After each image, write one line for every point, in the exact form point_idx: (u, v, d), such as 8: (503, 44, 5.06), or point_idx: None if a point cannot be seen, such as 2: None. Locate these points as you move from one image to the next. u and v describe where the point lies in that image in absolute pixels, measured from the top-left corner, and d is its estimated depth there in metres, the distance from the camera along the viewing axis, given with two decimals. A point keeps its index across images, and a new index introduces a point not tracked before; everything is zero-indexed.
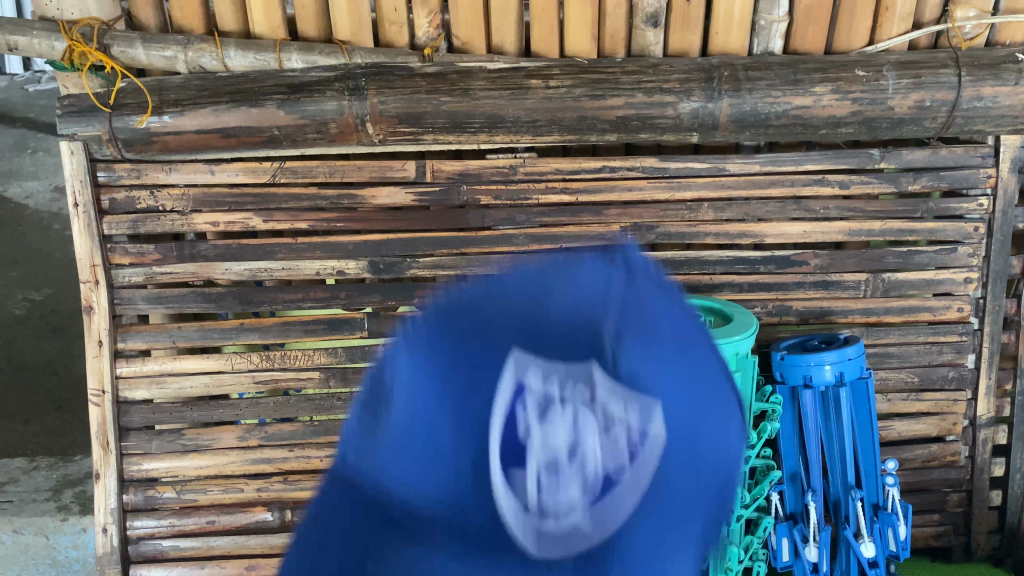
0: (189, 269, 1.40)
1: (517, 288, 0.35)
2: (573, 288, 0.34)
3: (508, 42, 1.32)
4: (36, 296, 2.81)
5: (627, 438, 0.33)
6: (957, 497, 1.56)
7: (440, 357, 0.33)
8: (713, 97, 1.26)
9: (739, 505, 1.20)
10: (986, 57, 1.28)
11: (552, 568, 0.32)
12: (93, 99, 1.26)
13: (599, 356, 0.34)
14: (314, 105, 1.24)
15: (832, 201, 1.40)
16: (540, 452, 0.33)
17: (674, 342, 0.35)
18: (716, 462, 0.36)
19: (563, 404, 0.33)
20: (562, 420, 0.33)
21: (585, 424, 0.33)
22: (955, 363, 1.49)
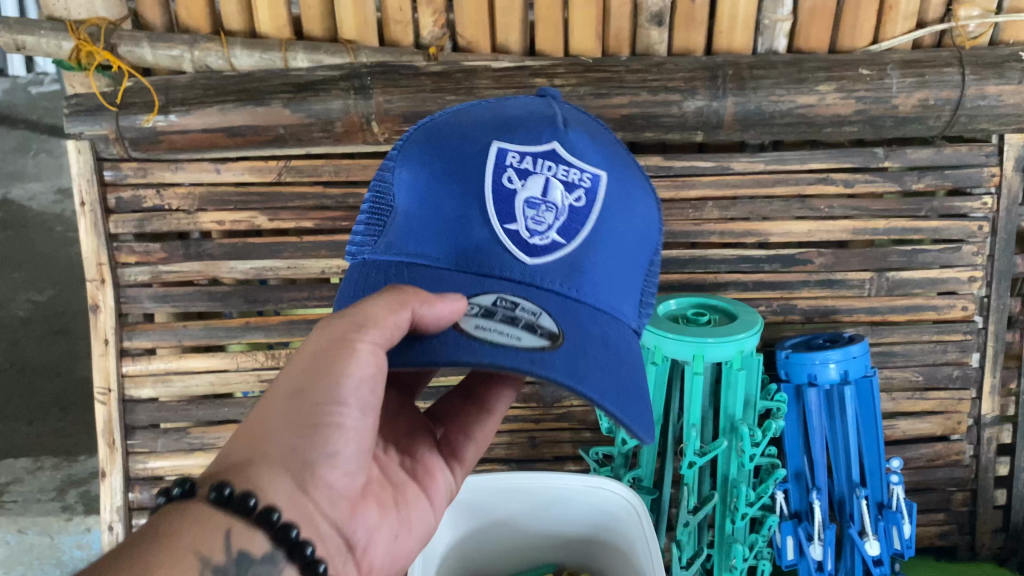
0: (194, 268, 1.40)
1: (495, 120, 0.78)
2: (523, 108, 0.81)
3: (512, 41, 1.33)
4: (40, 298, 2.81)
5: (576, 179, 0.76)
6: (962, 496, 1.57)
7: (437, 152, 0.76)
8: (718, 96, 1.26)
9: (744, 502, 1.20)
10: (990, 56, 1.28)
11: (542, 256, 0.72)
12: (100, 99, 1.27)
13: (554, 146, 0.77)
14: (320, 103, 1.25)
15: (837, 200, 1.40)
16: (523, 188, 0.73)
17: (596, 140, 0.81)
18: (643, 213, 0.81)
19: (535, 173, 0.74)
20: (534, 172, 0.74)
21: (547, 176, 0.74)
22: (959, 361, 1.49)
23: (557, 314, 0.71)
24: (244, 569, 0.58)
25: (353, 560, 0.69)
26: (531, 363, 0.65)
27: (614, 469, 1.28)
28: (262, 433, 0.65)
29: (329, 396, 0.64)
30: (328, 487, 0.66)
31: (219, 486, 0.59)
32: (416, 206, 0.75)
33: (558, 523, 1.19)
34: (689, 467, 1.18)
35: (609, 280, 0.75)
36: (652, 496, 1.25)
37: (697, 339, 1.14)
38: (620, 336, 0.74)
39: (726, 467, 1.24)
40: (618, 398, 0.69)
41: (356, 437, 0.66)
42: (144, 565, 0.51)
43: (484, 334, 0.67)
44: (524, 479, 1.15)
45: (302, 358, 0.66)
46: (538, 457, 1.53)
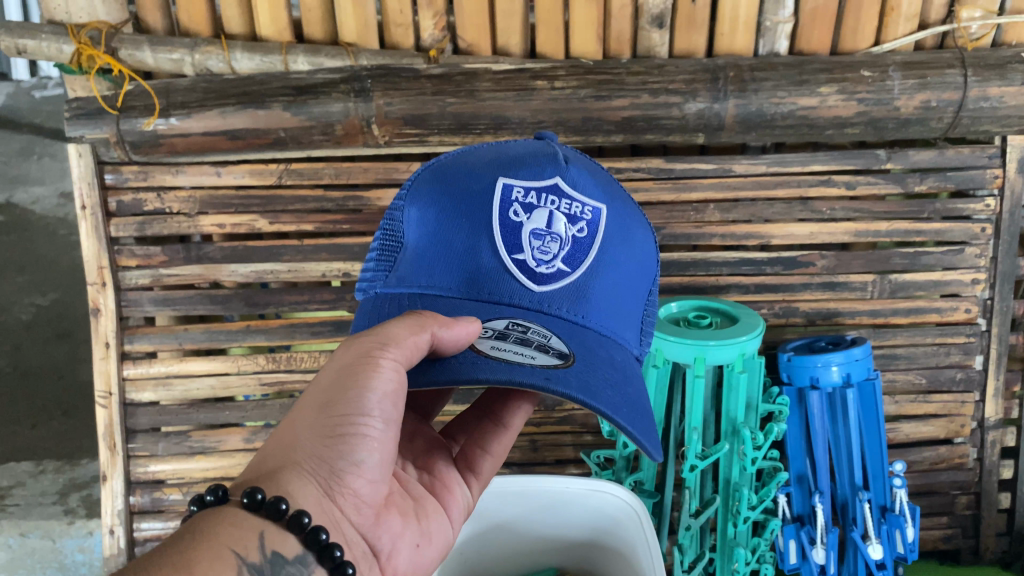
0: (195, 271, 1.40)
1: (496, 157, 0.79)
2: (523, 146, 0.82)
3: (513, 44, 1.32)
4: (42, 302, 2.81)
5: (579, 212, 0.76)
6: (966, 499, 1.56)
7: (443, 188, 0.77)
8: (719, 98, 1.26)
9: (745, 506, 1.19)
10: (992, 57, 1.28)
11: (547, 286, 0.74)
12: (101, 102, 1.27)
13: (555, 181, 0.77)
14: (320, 106, 1.25)
15: (839, 202, 1.40)
16: (527, 223, 0.74)
17: (595, 174, 0.82)
18: (640, 242, 0.82)
19: (539, 206, 0.75)
20: (538, 206, 0.75)
21: (551, 210, 0.75)
22: (963, 364, 1.48)
23: (566, 336, 0.72)
24: (278, 570, 0.56)
25: (378, 566, 0.68)
26: (548, 379, 0.65)
27: (616, 472, 1.28)
28: (289, 443, 0.63)
29: (355, 409, 0.63)
30: (354, 496, 0.65)
31: (251, 490, 0.58)
32: (424, 241, 0.75)
33: (558, 528, 1.18)
34: (691, 470, 1.18)
35: (610, 308, 0.76)
36: (653, 499, 1.25)
37: (698, 341, 1.14)
38: (625, 361, 0.75)
39: (728, 470, 1.23)
40: (633, 415, 0.68)
41: (381, 447, 0.65)
42: (185, 563, 0.50)
43: (500, 354, 0.67)
44: (524, 483, 1.16)
45: (328, 371, 0.65)
46: (539, 460, 1.53)
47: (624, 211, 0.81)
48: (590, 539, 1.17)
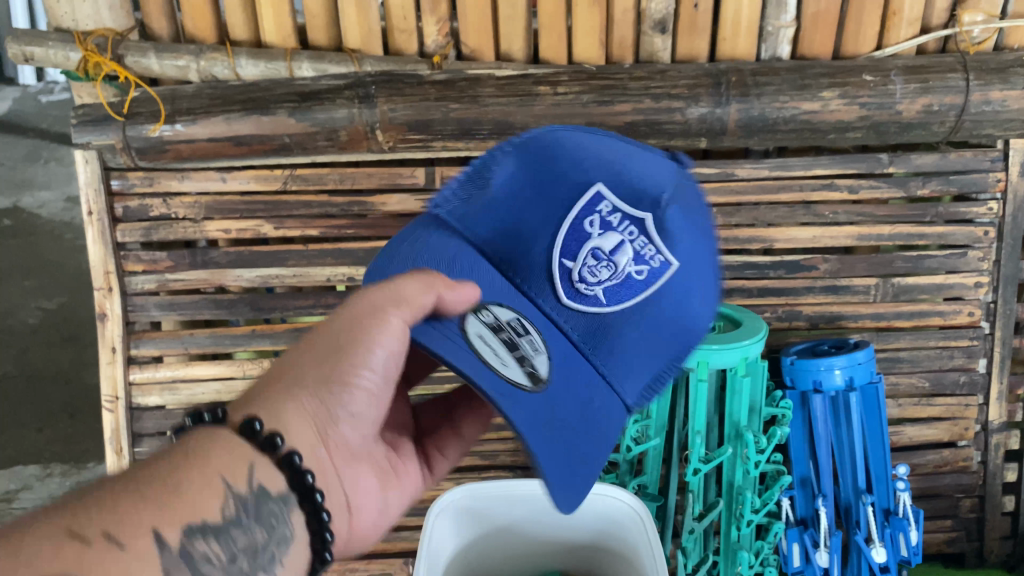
0: (200, 276, 1.41)
1: (608, 164, 0.77)
2: (646, 167, 0.78)
3: (516, 50, 1.33)
4: (49, 305, 2.83)
5: (649, 254, 0.76)
6: (969, 503, 1.56)
7: (546, 164, 0.78)
8: (721, 103, 1.26)
9: (749, 509, 1.20)
10: (994, 61, 1.28)
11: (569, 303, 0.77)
12: (106, 109, 1.28)
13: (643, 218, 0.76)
14: (325, 112, 1.26)
15: (842, 206, 1.40)
16: (589, 243, 0.76)
17: (697, 227, 0.79)
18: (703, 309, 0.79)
19: (608, 232, 0.76)
20: (614, 228, 0.76)
21: (623, 238, 0.76)
22: (966, 367, 1.48)
23: (557, 363, 0.73)
24: (261, 505, 0.58)
25: (348, 516, 0.72)
26: (501, 393, 0.64)
27: (619, 475, 1.28)
28: (290, 379, 0.67)
29: (359, 361, 0.68)
30: (342, 441, 0.69)
31: (250, 419, 0.61)
32: (496, 197, 0.78)
33: (560, 531, 1.18)
34: (694, 473, 1.18)
35: (625, 352, 0.78)
36: (657, 502, 1.25)
37: (701, 345, 1.14)
38: (598, 412, 0.74)
39: (732, 473, 1.24)
40: (564, 473, 0.66)
41: (376, 400, 0.70)
42: (177, 483, 0.53)
43: (482, 343, 0.69)
44: (530, 487, 1.16)
45: (339, 317, 0.70)
46: None
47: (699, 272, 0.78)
48: (593, 542, 1.17)
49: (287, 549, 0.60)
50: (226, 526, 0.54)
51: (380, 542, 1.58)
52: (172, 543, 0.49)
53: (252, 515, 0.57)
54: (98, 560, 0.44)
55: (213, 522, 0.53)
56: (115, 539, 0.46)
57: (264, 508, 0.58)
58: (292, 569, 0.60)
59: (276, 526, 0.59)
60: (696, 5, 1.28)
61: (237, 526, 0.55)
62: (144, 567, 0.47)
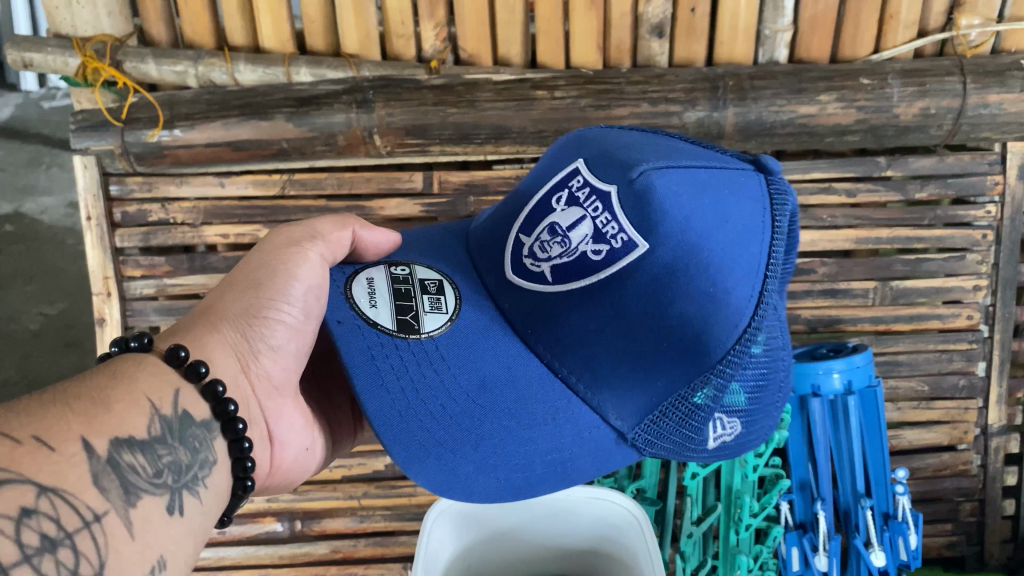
0: (199, 281, 1.41)
1: (605, 154, 0.77)
2: (655, 155, 0.75)
3: (514, 54, 1.33)
4: (51, 312, 2.84)
5: (610, 234, 0.70)
6: (969, 506, 1.56)
7: (560, 160, 0.82)
8: (718, 107, 1.26)
9: (748, 513, 1.20)
10: (992, 64, 1.28)
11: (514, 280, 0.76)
12: (105, 114, 1.28)
13: (607, 194, 0.72)
14: (323, 117, 1.26)
15: (840, 209, 1.40)
16: (546, 219, 0.75)
17: (689, 212, 0.69)
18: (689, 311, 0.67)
19: (567, 208, 0.74)
20: (578, 205, 0.74)
21: (586, 214, 0.73)
22: (965, 371, 1.48)
23: (458, 339, 0.75)
24: (185, 428, 0.59)
25: (268, 447, 0.75)
26: (337, 322, 0.75)
27: (617, 480, 1.28)
28: (211, 315, 0.71)
29: (280, 295, 0.73)
30: (266, 377, 0.72)
31: (176, 347, 0.62)
32: (518, 194, 0.84)
33: (558, 536, 1.18)
34: (692, 478, 1.18)
35: (581, 350, 0.71)
36: (655, 507, 1.25)
37: None
38: (511, 403, 0.72)
39: (730, 477, 1.24)
40: (403, 434, 0.69)
41: (296, 335, 0.75)
42: (105, 398, 0.53)
43: (366, 288, 0.78)
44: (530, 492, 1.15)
45: (256, 259, 0.76)
46: None
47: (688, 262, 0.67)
48: (590, 547, 1.17)
49: (209, 472, 0.60)
50: (151, 443, 0.54)
51: (379, 547, 1.58)
52: (100, 451, 0.49)
53: (176, 435, 0.57)
54: (30, 460, 0.44)
55: (139, 438, 0.53)
56: (46, 442, 0.46)
57: (187, 431, 0.59)
58: (214, 493, 0.60)
59: (199, 449, 0.60)
60: (693, 9, 1.28)
61: (162, 444, 0.55)
62: (74, 472, 0.47)
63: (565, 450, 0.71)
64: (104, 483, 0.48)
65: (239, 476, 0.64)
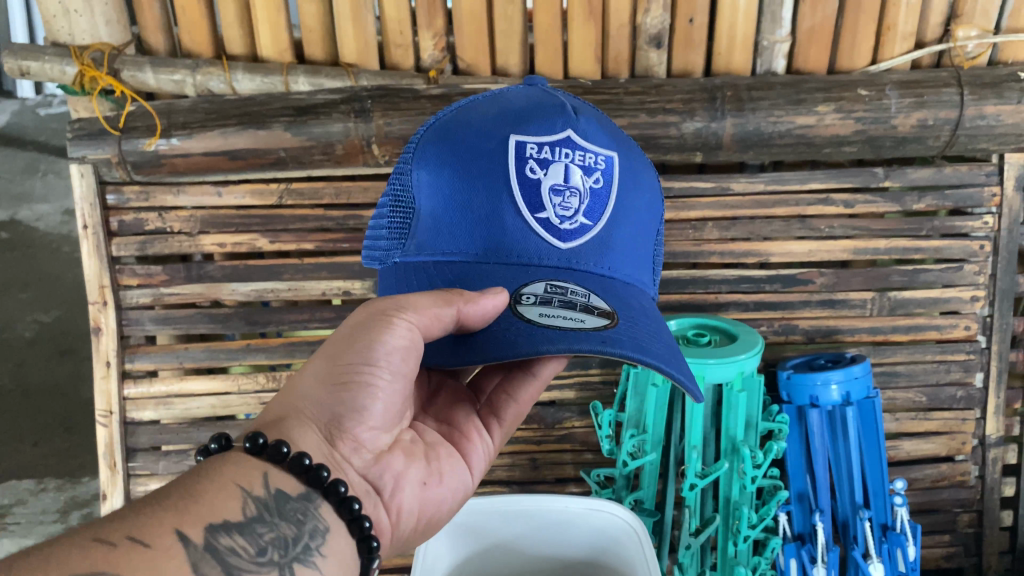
0: (195, 291, 1.40)
1: (511, 119, 0.77)
2: (524, 101, 0.80)
3: (512, 64, 1.33)
4: (45, 319, 2.82)
5: (592, 162, 0.77)
6: (968, 517, 1.56)
7: (460, 152, 0.75)
8: (717, 117, 1.26)
9: (746, 524, 1.17)
10: (988, 76, 1.28)
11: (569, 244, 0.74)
12: (102, 123, 1.28)
13: (567, 136, 0.77)
14: (321, 126, 1.26)
15: (837, 220, 1.40)
16: (541, 184, 0.74)
17: (597, 127, 0.82)
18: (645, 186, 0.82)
19: (548, 168, 0.74)
20: (553, 161, 0.75)
21: (566, 163, 0.75)
22: (963, 382, 1.48)
23: (603, 292, 0.73)
24: (282, 504, 0.58)
25: (380, 502, 0.69)
26: (604, 343, 0.66)
27: (616, 491, 1.26)
28: (296, 393, 0.67)
29: (362, 357, 0.66)
30: (356, 439, 0.67)
31: (253, 435, 0.61)
32: (440, 205, 0.74)
33: (557, 552, 1.16)
34: (690, 489, 1.16)
35: (624, 253, 0.77)
36: (653, 518, 1.24)
37: (698, 359, 1.16)
38: (646, 308, 0.76)
39: (728, 488, 1.23)
40: (677, 361, 0.71)
41: (385, 397, 0.67)
42: (192, 491, 0.54)
43: (548, 320, 0.68)
44: (529, 504, 1.16)
45: (341, 329, 0.69)
46: (540, 478, 1.53)
47: (626, 153, 0.81)
48: (590, 564, 1.15)
49: (322, 540, 0.59)
50: (248, 523, 0.55)
51: None
52: (196, 540, 0.50)
53: (274, 512, 0.57)
54: (127, 560, 0.45)
55: (234, 521, 0.54)
56: (140, 540, 0.47)
57: (285, 507, 0.59)
58: (334, 560, 0.60)
59: (305, 520, 0.59)
60: (692, 20, 1.29)
61: (260, 523, 0.56)
62: (172, 564, 0.48)
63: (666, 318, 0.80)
64: (204, 570, 0.49)
65: (359, 536, 0.63)
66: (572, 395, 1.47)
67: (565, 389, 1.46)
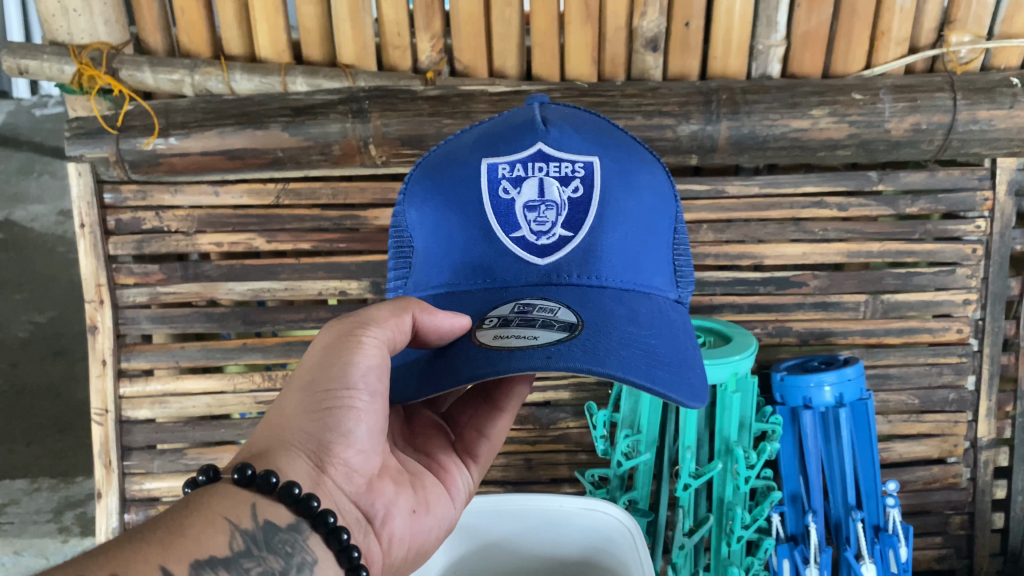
0: (193, 289, 1.41)
1: (485, 143, 0.77)
2: (504, 122, 0.79)
3: (509, 67, 1.34)
4: (40, 319, 2.81)
5: (570, 170, 0.74)
6: (959, 520, 1.57)
7: (438, 185, 0.76)
8: (712, 120, 1.27)
9: (739, 525, 1.18)
10: (981, 81, 1.30)
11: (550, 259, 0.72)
12: (100, 122, 1.28)
13: (540, 150, 0.75)
14: (318, 127, 1.26)
15: (831, 222, 1.41)
16: (513, 205, 0.73)
17: (585, 131, 0.78)
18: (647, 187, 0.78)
19: (520, 186, 0.73)
20: (526, 177, 0.73)
21: (540, 177, 0.73)
22: (955, 385, 1.49)
23: (579, 304, 0.70)
24: (270, 537, 0.59)
25: (372, 531, 0.70)
26: (549, 357, 0.63)
27: (609, 491, 1.26)
28: (281, 421, 0.67)
29: (339, 382, 0.66)
30: (345, 465, 0.68)
31: (242, 466, 0.61)
32: (428, 240, 0.76)
33: (551, 551, 1.16)
34: (684, 489, 1.17)
35: (621, 262, 0.74)
36: (647, 518, 1.24)
37: None
38: (644, 315, 0.72)
39: (721, 489, 1.24)
40: (657, 372, 0.67)
41: (370, 419, 0.68)
42: (179, 526, 0.54)
43: (501, 342, 0.66)
44: (523, 502, 1.17)
45: (314, 353, 0.69)
46: (534, 478, 1.53)
47: (615, 156, 0.77)
48: (585, 564, 1.14)
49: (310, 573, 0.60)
50: (234, 558, 0.55)
51: None
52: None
53: (262, 546, 0.58)
54: None
55: (221, 556, 0.54)
56: None
57: (273, 538, 0.59)
58: None
59: (293, 554, 0.59)
60: (688, 23, 1.30)
61: (248, 558, 0.56)
62: None
63: (676, 321, 0.75)
64: None
65: (347, 567, 0.62)
66: (567, 396, 1.48)
67: (560, 390, 1.47)
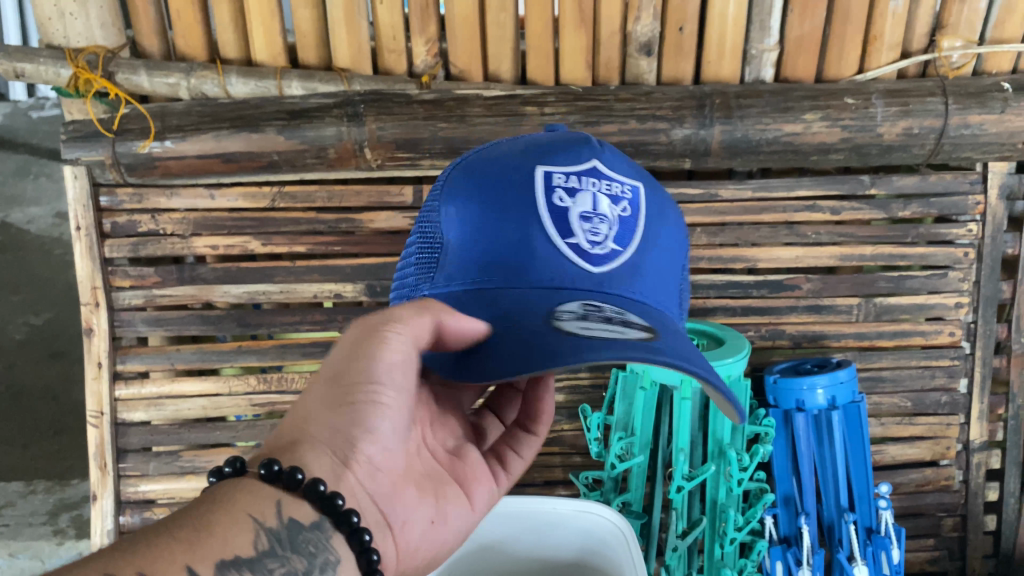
0: (188, 292, 1.41)
1: (534, 154, 0.77)
2: (544, 140, 0.80)
3: (504, 70, 1.35)
4: (36, 321, 2.81)
5: (618, 190, 0.76)
6: (952, 521, 1.58)
7: (486, 184, 0.74)
8: (705, 124, 1.28)
9: (732, 526, 1.19)
10: (972, 86, 1.30)
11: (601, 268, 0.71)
12: (96, 125, 1.29)
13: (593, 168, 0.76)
14: (314, 130, 1.27)
15: (823, 226, 1.42)
16: (568, 212, 0.72)
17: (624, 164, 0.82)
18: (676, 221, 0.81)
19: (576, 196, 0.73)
20: (581, 189, 0.74)
21: (594, 191, 0.74)
22: (947, 388, 1.50)
23: (633, 314, 0.70)
24: (294, 535, 0.59)
25: (391, 533, 0.70)
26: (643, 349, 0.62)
27: (604, 493, 1.27)
28: (305, 415, 0.67)
29: (366, 377, 0.66)
30: (368, 461, 0.68)
31: (269, 461, 0.61)
32: (469, 236, 0.73)
33: (546, 553, 1.16)
34: (678, 491, 1.17)
35: (659, 283, 0.75)
36: (642, 520, 1.25)
37: None
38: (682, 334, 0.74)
39: (715, 491, 1.24)
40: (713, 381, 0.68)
41: (393, 415, 0.68)
42: (205, 523, 0.55)
43: (590, 330, 0.64)
44: (520, 504, 1.18)
45: (339, 349, 0.68)
46: (529, 481, 1.53)
47: (651, 188, 0.80)
48: (579, 566, 1.14)
49: (332, 573, 0.60)
50: (258, 558, 0.55)
51: None
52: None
53: (286, 545, 0.58)
54: None
55: (245, 556, 0.55)
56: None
57: (297, 537, 0.59)
58: None
59: (317, 554, 0.60)
60: (681, 28, 1.30)
61: (271, 557, 0.56)
62: None
63: None
64: None
65: (366, 569, 0.62)
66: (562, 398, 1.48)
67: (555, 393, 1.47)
